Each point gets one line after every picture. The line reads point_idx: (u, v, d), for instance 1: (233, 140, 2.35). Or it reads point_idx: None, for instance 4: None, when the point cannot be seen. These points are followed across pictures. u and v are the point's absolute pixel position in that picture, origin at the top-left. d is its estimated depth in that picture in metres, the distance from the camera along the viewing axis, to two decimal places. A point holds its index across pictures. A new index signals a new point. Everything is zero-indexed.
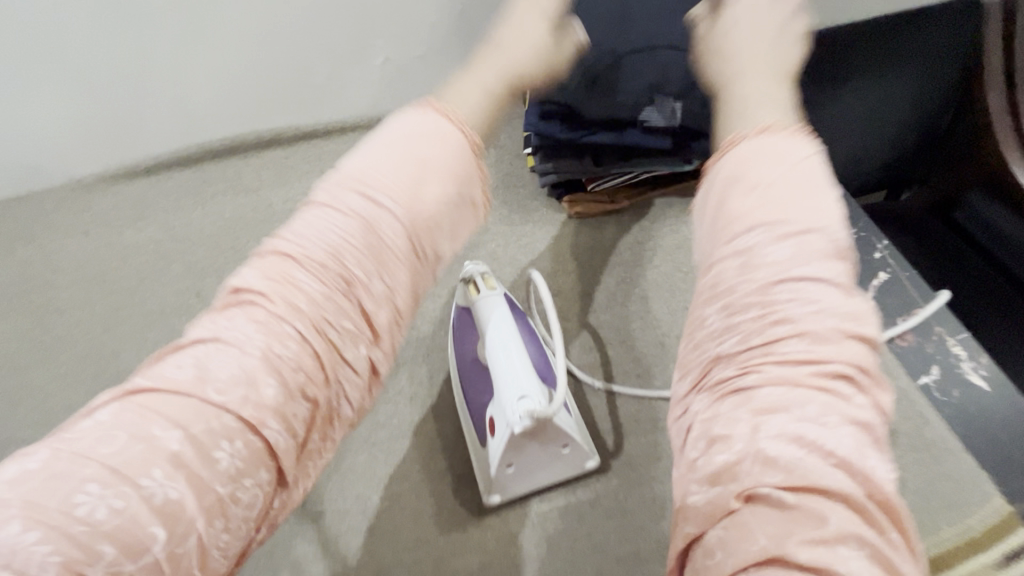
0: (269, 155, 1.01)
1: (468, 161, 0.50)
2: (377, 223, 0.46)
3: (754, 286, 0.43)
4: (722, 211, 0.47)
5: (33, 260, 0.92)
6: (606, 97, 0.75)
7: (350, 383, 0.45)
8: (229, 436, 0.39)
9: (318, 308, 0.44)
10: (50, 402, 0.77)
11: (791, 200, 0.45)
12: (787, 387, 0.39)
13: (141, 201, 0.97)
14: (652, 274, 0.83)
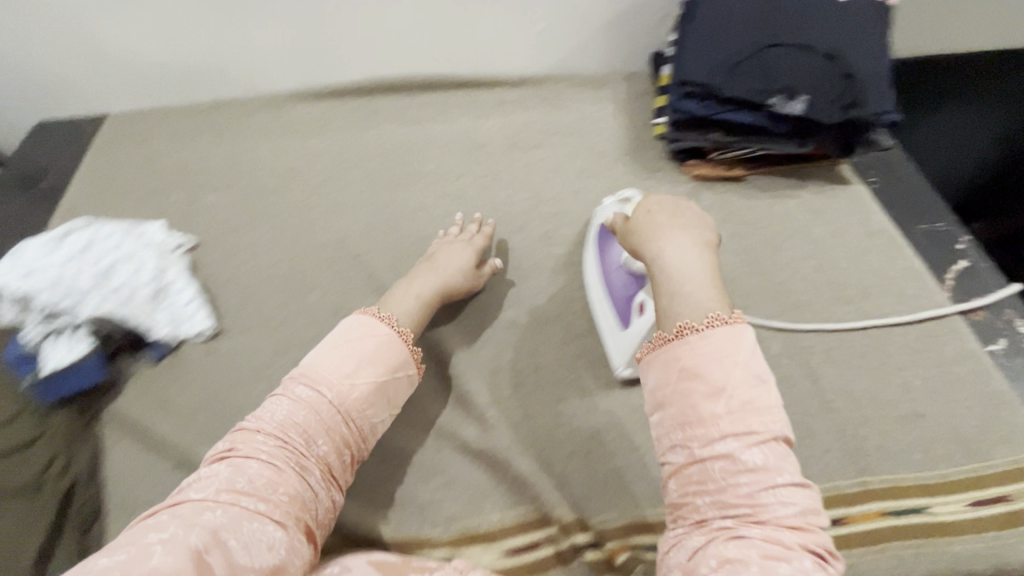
0: (430, 95, 1.18)
1: (397, 351, 0.71)
2: (320, 405, 0.64)
3: (685, 413, 0.53)
4: (665, 365, 0.55)
5: (235, 149, 1.10)
6: (741, 80, 0.90)
7: (326, 489, 0.64)
8: (252, 522, 0.54)
9: (299, 461, 0.61)
10: (256, 257, 0.95)
11: (754, 401, 0.51)
12: (733, 458, 0.50)
13: (322, 116, 1.15)
14: (760, 233, 0.96)
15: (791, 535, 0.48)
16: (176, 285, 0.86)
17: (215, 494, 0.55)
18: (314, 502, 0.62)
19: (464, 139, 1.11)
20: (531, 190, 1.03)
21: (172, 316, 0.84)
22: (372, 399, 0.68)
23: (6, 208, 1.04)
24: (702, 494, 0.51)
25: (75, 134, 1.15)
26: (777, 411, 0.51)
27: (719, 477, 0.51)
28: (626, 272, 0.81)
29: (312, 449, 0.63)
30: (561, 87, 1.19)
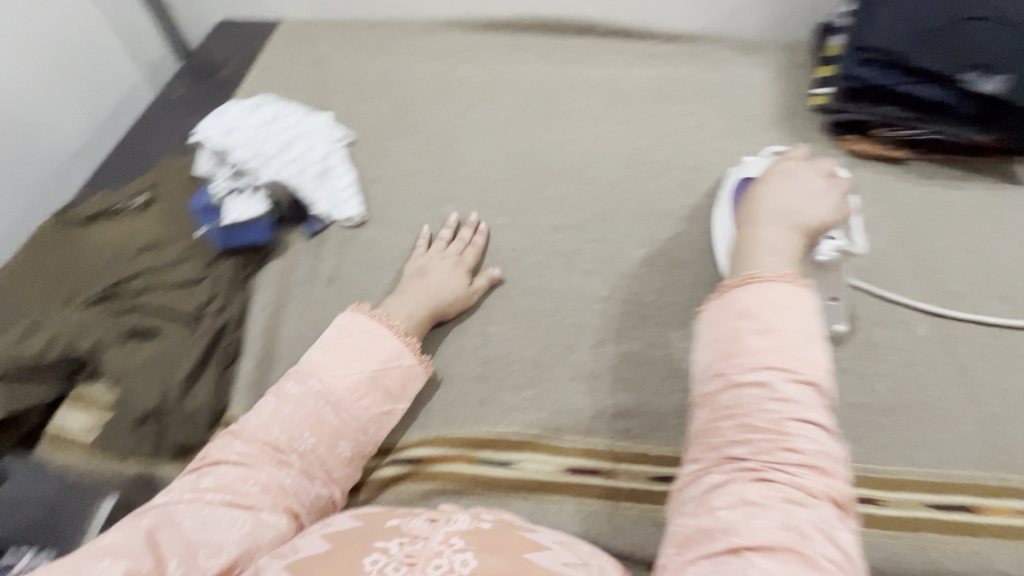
0: (580, 39, 1.18)
1: (393, 343, 0.72)
2: (307, 400, 0.66)
3: (730, 346, 0.50)
4: (724, 305, 0.53)
5: (391, 64, 1.16)
6: (927, 57, 0.86)
7: (314, 480, 0.63)
8: (231, 500, 0.56)
9: (273, 451, 0.62)
10: (403, 163, 1.00)
11: (805, 350, 0.49)
12: (775, 397, 0.48)
13: (476, 45, 1.19)
14: (915, 218, 0.90)
15: (813, 475, 0.46)
16: (337, 171, 0.94)
17: (179, 496, 0.55)
18: (307, 490, 0.62)
19: (610, 85, 1.11)
20: (672, 142, 1.02)
21: (331, 197, 0.92)
22: (362, 387, 0.69)
23: (192, 91, 1.16)
24: (729, 425, 0.49)
25: (252, 35, 1.26)
26: (825, 357, 0.49)
27: (756, 402, 0.48)
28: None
29: (297, 440, 0.63)
30: (715, 47, 1.16)
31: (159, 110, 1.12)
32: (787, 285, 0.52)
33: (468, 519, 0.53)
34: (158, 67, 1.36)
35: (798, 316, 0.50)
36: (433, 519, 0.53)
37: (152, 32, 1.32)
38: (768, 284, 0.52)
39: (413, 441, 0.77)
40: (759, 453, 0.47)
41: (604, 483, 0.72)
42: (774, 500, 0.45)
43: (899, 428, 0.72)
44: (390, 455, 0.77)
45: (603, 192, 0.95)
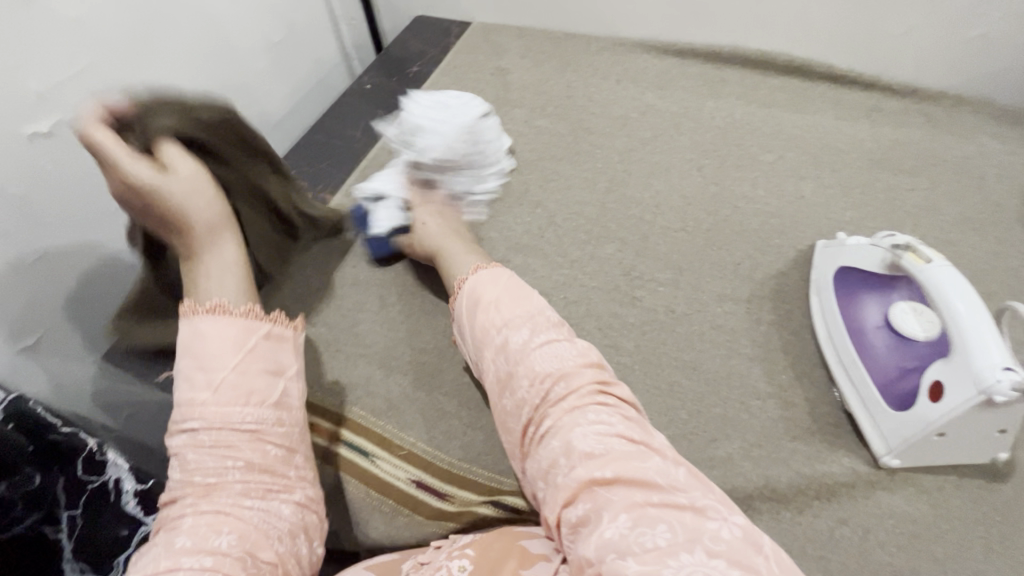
0: (789, 81, 1.05)
1: (234, 323, 0.64)
2: (201, 440, 0.58)
3: (512, 384, 0.62)
4: (472, 324, 0.68)
5: (572, 82, 1.12)
6: None
7: (269, 497, 0.59)
8: (216, 537, 0.54)
9: (201, 488, 0.57)
10: (567, 190, 0.96)
11: (527, 303, 0.67)
12: (543, 377, 0.60)
13: (665, 74, 1.11)
14: None
15: (620, 444, 0.54)
16: None
17: (156, 566, 0.51)
18: (274, 507, 0.59)
19: (816, 139, 0.97)
20: (884, 221, 0.87)
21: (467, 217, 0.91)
22: (246, 390, 0.61)
23: (382, 82, 1.20)
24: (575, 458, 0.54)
25: (444, 34, 1.29)
26: (562, 342, 0.63)
27: (586, 429, 0.56)
28: (895, 336, 0.65)
29: (226, 473, 0.58)
30: (961, 112, 0.96)
31: (352, 96, 1.17)
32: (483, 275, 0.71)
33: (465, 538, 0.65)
34: (354, 52, 1.39)
35: (527, 316, 0.65)
36: (437, 548, 0.65)
37: (357, 14, 1.36)
38: (473, 286, 0.70)
39: (512, 489, 0.72)
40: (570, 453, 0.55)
41: None
42: (593, 470, 0.52)
43: None
44: (483, 493, 0.72)
45: (790, 266, 0.83)
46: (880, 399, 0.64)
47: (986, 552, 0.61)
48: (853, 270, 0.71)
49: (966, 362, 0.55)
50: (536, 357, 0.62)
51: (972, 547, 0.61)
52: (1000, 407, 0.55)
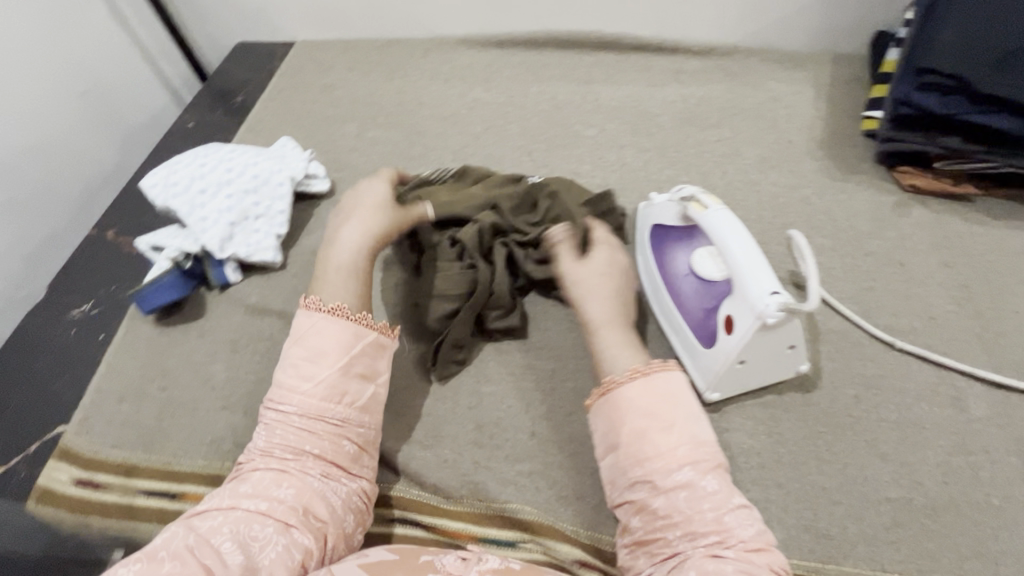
0: (602, 56, 1.10)
1: (346, 328, 0.65)
2: (290, 418, 0.60)
3: (643, 456, 0.55)
4: (611, 412, 0.59)
5: (402, 88, 1.11)
6: (992, 75, 0.74)
7: (332, 477, 0.59)
8: (277, 500, 0.54)
9: (284, 449, 0.59)
10: None
11: (669, 390, 0.58)
12: (649, 442, 0.55)
13: (491, 66, 1.12)
14: (983, 267, 0.78)
15: (688, 492, 0.53)
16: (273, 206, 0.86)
17: (219, 503, 0.54)
18: (333, 488, 0.59)
19: (633, 108, 1.03)
20: (699, 174, 0.93)
21: (258, 235, 0.85)
22: (338, 390, 0.62)
23: (207, 118, 1.14)
24: (650, 479, 0.54)
25: (268, 57, 1.24)
26: (664, 382, 0.58)
27: (654, 449, 0.55)
28: (695, 279, 0.70)
29: (298, 454, 0.58)
30: (753, 63, 1.05)
31: (174, 137, 1.10)
32: (659, 379, 0.59)
33: (498, 559, 0.54)
34: (181, 88, 1.32)
35: (672, 400, 0.57)
36: (464, 557, 0.54)
37: (173, 49, 1.27)
38: (650, 379, 0.59)
39: None
40: (651, 487, 0.54)
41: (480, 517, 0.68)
42: (679, 514, 0.52)
43: (951, 534, 0.61)
44: (388, 515, 0.70)
45: (619, 233, 0.88)
46: (696, 340, 0.70)
47: (812, 462, 0.66)
48: (661, 225, 0.77)
49: (744, 293, 0.61)
50: (654, 437, 0.55)
51: (799, 460, 0.66)
52: (777, 327, 0.61)
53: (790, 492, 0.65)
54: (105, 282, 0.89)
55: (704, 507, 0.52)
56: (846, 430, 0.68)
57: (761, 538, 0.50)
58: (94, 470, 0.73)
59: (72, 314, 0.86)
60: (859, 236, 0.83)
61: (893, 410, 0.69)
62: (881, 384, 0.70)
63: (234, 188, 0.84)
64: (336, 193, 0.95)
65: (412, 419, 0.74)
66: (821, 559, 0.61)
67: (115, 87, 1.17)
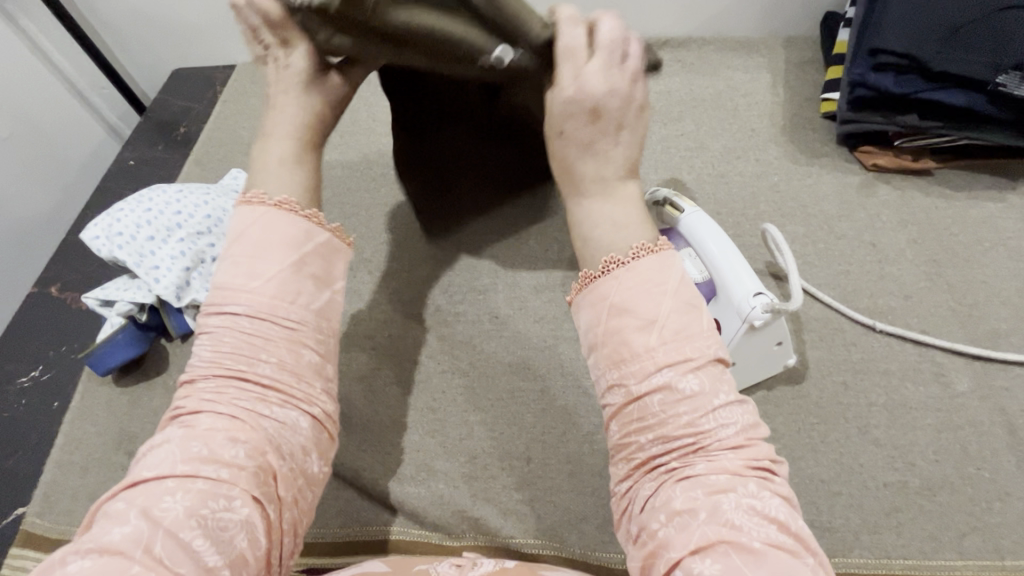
0: None
1: (295, 224, 0.56)
2: (239, 325, 0.51)
3: (626, 352, 0.48)
4: (599, 302, 0.51)
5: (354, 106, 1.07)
6: (939, 51, 0.74)
7: (289, 402, 0.50)
8: (211, 444, 0.45)
9: (229, 369, 0.50)
10: (371, 222, 0.91)
11: (668, 274, 0.50)
12: (653, 345, 0.48)
13: None
14: (950, 240, 0.79)
15: (664, 395, 0.47)
16: None
17: (172, 468, 0.43)
18: (285, 420, 0.50)
19: None
20: (666, 170, 0.92)
21: (215, 277, 0.80)
22: (292, 288, 0.53)
23: (147, 153, 1.07)
24: (625, 384, 0.48)
25: (207, 82, 1.17)
26: (660, 261, 0.51)
27: (632, 347, 0.48)
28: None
29: (252, 371, 0.50)
30: (708, 51, 1.04)
31: (113, 178, 1.03)
32: (647, 260, 0.51)
33: (491, 562, 0.56)
34: (117, 123, 1.23)
35: (667, 286, 0.50)
36: (458, 563, 0.56)
37: (105, 83, 1.18)
38: (634, 265, 0.50)
39: (358, 540, 0.67)
40: (652, 394, 0.47)
41: (487, 549, 0.65)
42: (683, 422, 0.46)
43: (949, 512, 0.62)
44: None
45: None
46: None
47: (809, 455, 0.66)
48: None
49: (729, 296, 0.61)
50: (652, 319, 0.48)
51: (798, 454, 0.66)
52: (764, 328, 0.61)
53: (789, 489, 0.65)
54: (55, 344, 0.83)
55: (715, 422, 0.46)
56: (838, 419, 0.68)
57: (742, 430, 0.46)
58: None
59: (19, 382, 0.80)
60: (829, 220, 0.83)
61: (881, 393, 0.69)
62: (866, 368, 0.71)
63: (186, 231, 0.79)
64: None
65: (401, 456, 0.71)
66: (829, 553, 0.61)
67: None
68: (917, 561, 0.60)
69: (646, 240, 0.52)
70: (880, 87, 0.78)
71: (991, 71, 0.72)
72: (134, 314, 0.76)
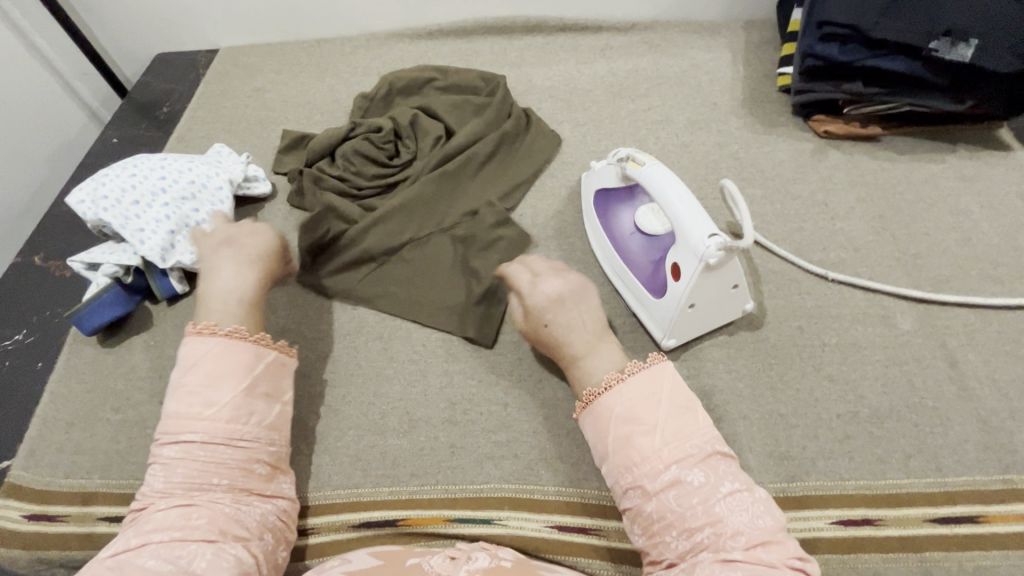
0: (532, 39, 1.13)
1: (245, 348, 0.59)
2: (194, 450, 0.53)
3: (634, 458, 0.53)
4: (600, 421, 0.57)
5: (335, 86, 1.10)
6: (876, 21, 0.80)
7: (251, 500, 0.55)
8: (188, 537, 0.48)
9: (186, 486, 0.52)
10: None
11: (659, 386, 0.56)
12: (658, 448, 0.53)
13: (423, 57, 1.13)
14: (897, 198, 0.85)
15: (676, 489, 0.51)
16: (215, 210, 0.84)
17: (125, 544, 0.48)
18: (245, 515, 0.53)
19: (565, 86, 1.06)
20: (634, 141, 0.97)
21: None
22: (246, 407, 0.56)
23: (131, 132, 1.09)
24: (641, 485, 0.52)
25: (190, 66, 1.20)
26: (658, 376, 0.57)
27: (640, 453, 0.53)
28: (641, 235, 0.73)
29: (206, 487, 0.52)
30: (673, 34, 1.10)
31: (96, 155, 1.05)
32: (638, 378, 0.57)
33: (488, 558, 0.59)
34: (99, 108, 1.24)
35: (671, 401, 0.55)
36: (452, 557, 0.58)
37: (87, 68, 1.20)
38: (626, 383, 0.57)
39: (339, 500, 0.68)
40: (667, 495, 0.51)
41: (465, 496, 0.67)
42: (694, 513, 0.50)
43: (896, 438, 0.66)
44: (359, 520, 0.67)
45: (566, 204, 0.91)
46: (648, 293, 0.73)
47: (767, 393, 0.71)
48: (603, 191, 0.81)
49: (686, 239, 0.65)
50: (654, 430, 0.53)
51: (758, 392, 0.71)
52: (720, 267, 0.65)
53: (749, 421, 0.69)
54: (39, 308, 0.84)
55: (730, 522, 0.49)
56: (794, 359, 0.73)
57: (761, 531, 0.48)
58: (53, 502, 0.69)
59: (3, 345, 0.81)
60: (785, 183, 0.89)
61: (834, 335, 0.74)
62: (820, 313, 0.76)
63: (170, 197, 0.81)
64: (278, 195, 0.93)
65: (383, 406, 0.74)
66: (788, 479, 0.65)
67: (27, 113, 1.11)
68: (868, 483, 0.64)
69: (636, 359, 0.58)
70: (825, 57, 0.84)
71: (925, 39, 0.79)
72: (120, 271, 0.78)
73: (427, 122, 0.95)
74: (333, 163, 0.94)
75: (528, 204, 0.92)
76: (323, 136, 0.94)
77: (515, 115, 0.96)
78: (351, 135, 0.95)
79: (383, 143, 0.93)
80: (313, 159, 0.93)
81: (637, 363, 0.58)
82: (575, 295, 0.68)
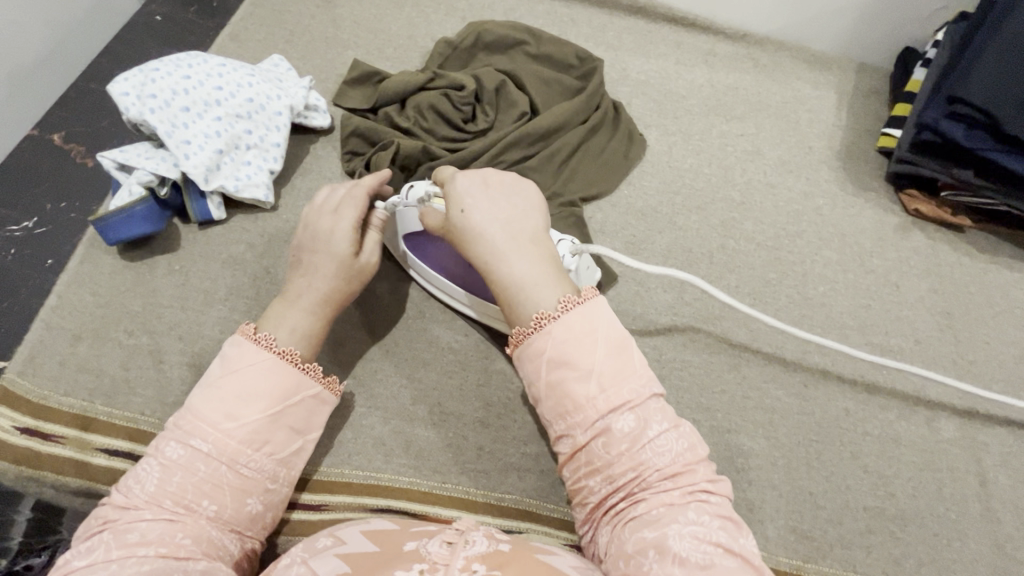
0: (633, 22, 1.04)
1: (287, 375, 0.57)
2: (197, 464, 0.52)
3: (608, 451, 0.49)
4: (547, 372, 0.52)
5: (414, 18, 1.00)
6: (1012, 113, 0.75)
7: (238, 528, 0.53)
8: (172, 549, 0.47)
9: (179, 500, 0.50)
10: None
11: (623, 353, 0.52)
12: (626, 426, 0.49)
13: (513, 9, 1.03)
14: (966, 298, 0.83)
15: (606, 436, 0.49)
16: (268, 136, 0.76)
17: (101, 557, 0.45)
18: (226, 541, 0.52)
19: (659, 85, 0.98)
20: (719, 167, 0.91)
21: (244, 172, 0.74)
22: (263, 436, 0.55)
23: (176, 12, 0.97)
24: (573, 433, 0.51)
25: None
26: (604, 316, 0.53)
27: (575, 398, 0.50)
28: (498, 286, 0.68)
29: (196, 509, 0.51)
30: (782, 57, 1.02)
31: (137, 33, 0.94)
32: (574, 314, 0.52)
33: (486, 541, 0.47)
34: None
35: (591, 337, 0.52)
36: (450, 541, 0.46)
37: None
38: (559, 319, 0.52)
39: (359, 479, 0.66)
40: (617, 461, 0.49)
41: (483, 503, 0.66)
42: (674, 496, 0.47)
43: (914, 542, 0.67)
44: (376, 505, 0.65)
45: (637, 218, 0.85)
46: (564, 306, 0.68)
47: (802, 468, 0.70)
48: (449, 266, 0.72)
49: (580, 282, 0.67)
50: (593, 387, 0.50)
51: (796, 466, 0.70)
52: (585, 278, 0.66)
53: (779, 493, 0.69)
54: (55, 198, 0.77)
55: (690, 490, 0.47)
56: (835, 441, 0.72)
57: (681, 456, 0.49)
58: (46, 417, 0.64)
59: (11, 230, 0.74)
60: (862, 253, 0.86)
61: (877, 423, 0.73)
62: (869, 399, 0.75)
63: (224, 111, 0.73)
64: (335, 131, 0.85)
65: (415, 393, 0.71)
66: (804, 560, 0.66)
67: None
68: None
69: (568, 294, 0.53)
70: (945, 133, 0.80)
71: None
72: (155, 185, 0.70)
73: (513, 93, 0.87)
74: (403, 112, 0.85)
75: (599, 208, 0.86)
76: (399, 79, 0.85)
77: (603, 108, 0.89)
78: (428, 85, 0.86)
79: (462, 103, 0.85)
80: (382, 102, 0.85)
81: (570, 297, 0.54)
82: (498, 191, 0.61)
